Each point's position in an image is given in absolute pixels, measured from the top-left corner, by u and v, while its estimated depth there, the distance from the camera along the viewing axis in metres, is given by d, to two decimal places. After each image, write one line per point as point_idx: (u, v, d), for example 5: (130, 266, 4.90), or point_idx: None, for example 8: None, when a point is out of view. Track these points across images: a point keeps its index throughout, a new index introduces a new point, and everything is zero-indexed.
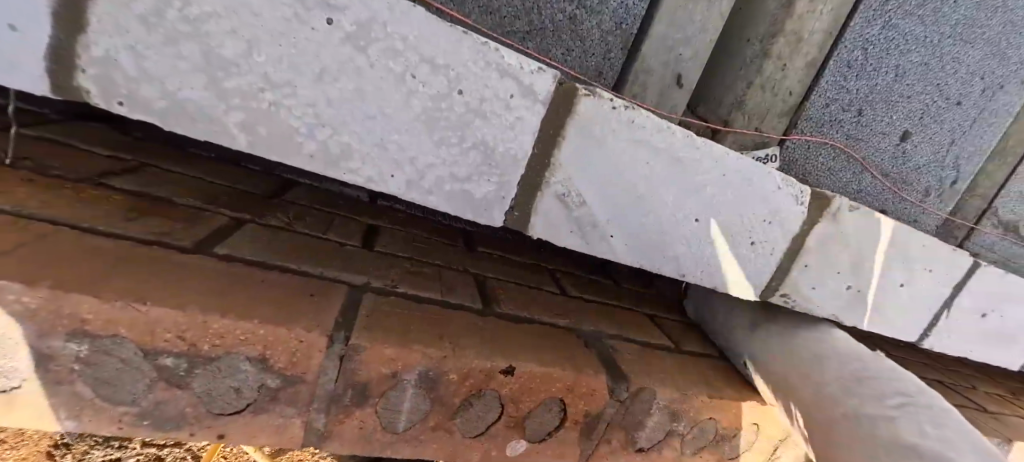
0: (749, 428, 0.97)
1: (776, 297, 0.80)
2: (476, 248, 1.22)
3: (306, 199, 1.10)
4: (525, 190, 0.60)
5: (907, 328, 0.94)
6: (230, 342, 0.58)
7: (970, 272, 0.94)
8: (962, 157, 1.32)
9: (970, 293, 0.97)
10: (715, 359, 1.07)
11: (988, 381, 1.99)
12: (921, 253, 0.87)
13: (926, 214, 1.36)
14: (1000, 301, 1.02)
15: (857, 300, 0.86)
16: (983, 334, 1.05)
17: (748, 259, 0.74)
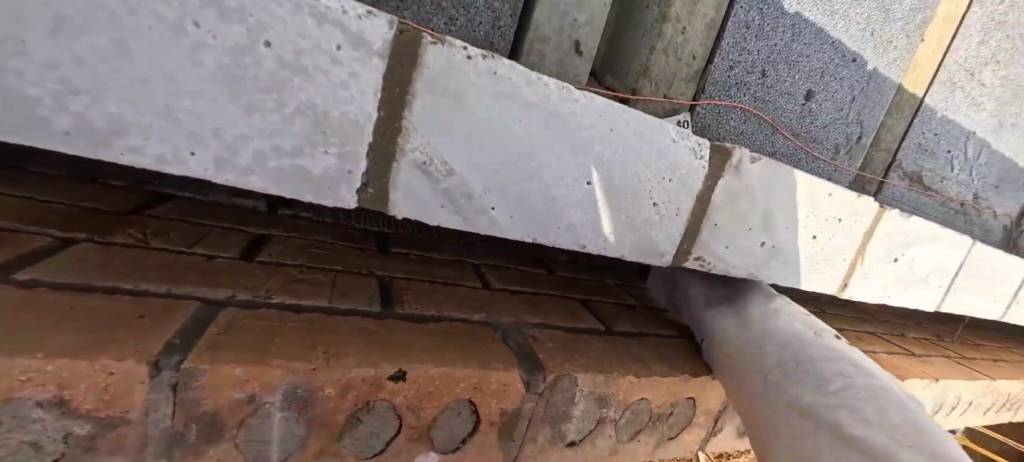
0: (685, 405, 0.92)
1: (691, 262, 0.76)
2: (390, 248, 1.12)
3: (180, 214, 0.96)
4: (376, 160, 0.53)
5: (825, 280, 0.93)
6: (5, 388, 0.45)
7: (877, 217, 0.94)
8: (865, 114, 1.36)
9: (882, 239, 0.98)
10: (649, 335, 1.02)
11: (916, 328, 2.09)
12: (828, 203, 0.86)
13: (839, 171, 1.40)
14: (911, 245, 1.04)
15: (772, 256, 0.83)
16: (899, 279, 1.06)
17: (652, 222, 0.69)
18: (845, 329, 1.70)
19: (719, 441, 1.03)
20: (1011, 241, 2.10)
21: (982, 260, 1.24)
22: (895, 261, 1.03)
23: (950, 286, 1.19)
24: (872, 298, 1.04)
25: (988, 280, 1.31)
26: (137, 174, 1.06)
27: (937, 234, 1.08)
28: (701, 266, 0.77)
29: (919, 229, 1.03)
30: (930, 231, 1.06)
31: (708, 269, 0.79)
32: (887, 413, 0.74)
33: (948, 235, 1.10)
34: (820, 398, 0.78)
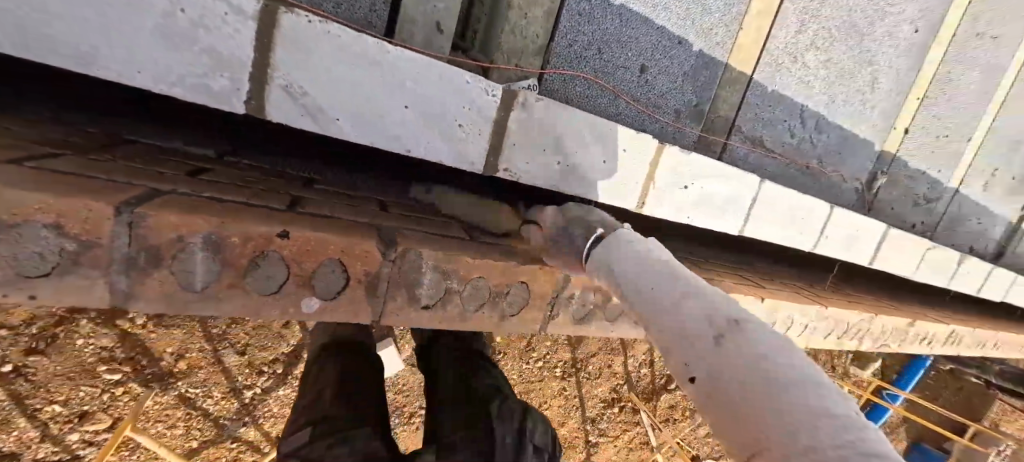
0: (520, 287, 1.27)
1: (500, 171, 1.11)
2: (312, 185, 1.44)
3: (146, 153, 1.24)
4: (255, 84, 0.85)
5: (621, 195, 1.29)
6: (25, 212, 0.76)
7: (658, 152, 1.30)
8: (699, 86, 1.73)
9: (669, 169, 1.34)
10: (503, 244, 1.37)
11: (789, 275, 2.47)
12: (610, 136, 1.20)
13: (681, 131, 1.76)
14: (698, 176, 1.40)
15: (567, 173, 1.18)
16: (693, 203, 1.43)
17: (461, 138, 1.03)
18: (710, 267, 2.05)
19: (558, 324, 1.38)
20: (862, 202, 2.51)
21: (778, 197, 1.63)
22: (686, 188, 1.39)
23: (748, 216, 1.56)
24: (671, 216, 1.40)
25: (788, 216, 1.70)
26: (110, 124, 1.36)
27: (725, 171, 1.45)
28: (511, 175, 1.12)
29: (705, 166, 1.40)
30: (717, 167, 1.42)
31: (515, 177, 1.13)
32: (805, 420, 0.51)
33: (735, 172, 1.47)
34: (801, 422, 0.51)
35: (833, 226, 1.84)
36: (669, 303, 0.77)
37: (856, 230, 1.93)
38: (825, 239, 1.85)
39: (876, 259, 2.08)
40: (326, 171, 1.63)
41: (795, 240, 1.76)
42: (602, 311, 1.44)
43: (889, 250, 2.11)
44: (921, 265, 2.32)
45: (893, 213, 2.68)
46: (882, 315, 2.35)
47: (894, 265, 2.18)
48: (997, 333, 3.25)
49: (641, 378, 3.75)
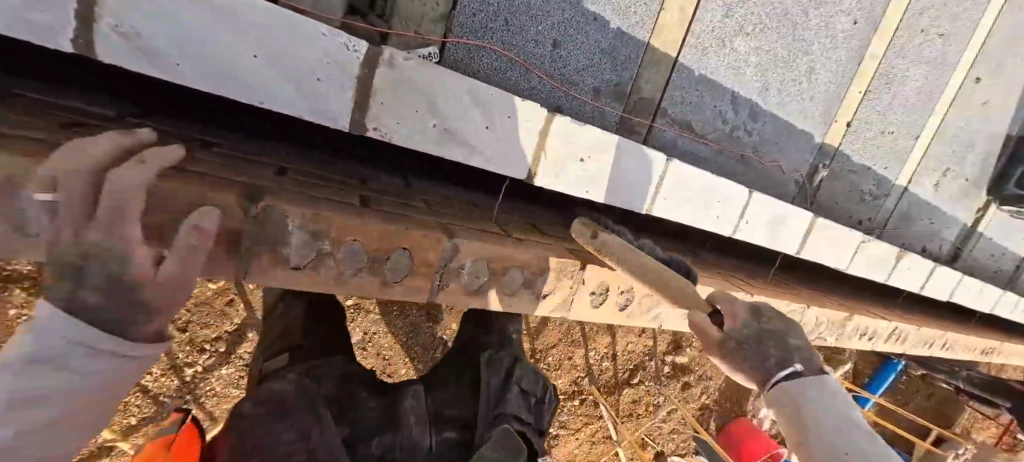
0: (401, 253, 1.26)
1: (370, 131, 1.11)
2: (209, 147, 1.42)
3: (37, 106, 1.18)
4: (79, 19, 0.82)
5: (508, 164, 1.29)
6: None
7: (549, 121, 1.30)
8: (619, 64, 1.72)
9: (560, 140, 1.33)
10: (393, 211, 1.36)
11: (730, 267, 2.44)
12: (492, 99, 1.20)
13: (601, 110, 1.75)
14: (594, 150, 1.40)
15: (445, 136, 1.18)
16: (591, 178, 1.42)
17: (321, 92, 1.03)
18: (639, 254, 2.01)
19: (447, 294, 1.38)
20: (806, 195, 2.47)
21: (689, 178, 1.62)
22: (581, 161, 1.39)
23: (654, 195, 1.57)
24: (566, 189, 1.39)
25: (702, 198, 1.68)
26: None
27: (624, 146, 1.45)
28: (381, 135, 1.12)
29: (601, 139, 1.40)
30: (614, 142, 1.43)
31: (387, 137, 1.13)
32: (863, 449, 0.85)
33: (635, 148, 1.47)
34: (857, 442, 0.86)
35: (753, 211, 1.82)
36: (834, 437, 0.88)
37: (781, 216, 1.90)
38: (745, 224, 1.82)
39: (805, 248, 2.05)
40: (231, 124, 1.54)
41: (711, 224, 1.74)
42: (497, 282, 1.43)
43: (820, 240, 2.08)
44: (858, 258, 2.29)
45: (840, 209, 2.65)
46: (816, 307, 2.33)
47: (827, 256, 2.15)
48: (951, 335, 3.23)
49: (603, 371, 3.66)
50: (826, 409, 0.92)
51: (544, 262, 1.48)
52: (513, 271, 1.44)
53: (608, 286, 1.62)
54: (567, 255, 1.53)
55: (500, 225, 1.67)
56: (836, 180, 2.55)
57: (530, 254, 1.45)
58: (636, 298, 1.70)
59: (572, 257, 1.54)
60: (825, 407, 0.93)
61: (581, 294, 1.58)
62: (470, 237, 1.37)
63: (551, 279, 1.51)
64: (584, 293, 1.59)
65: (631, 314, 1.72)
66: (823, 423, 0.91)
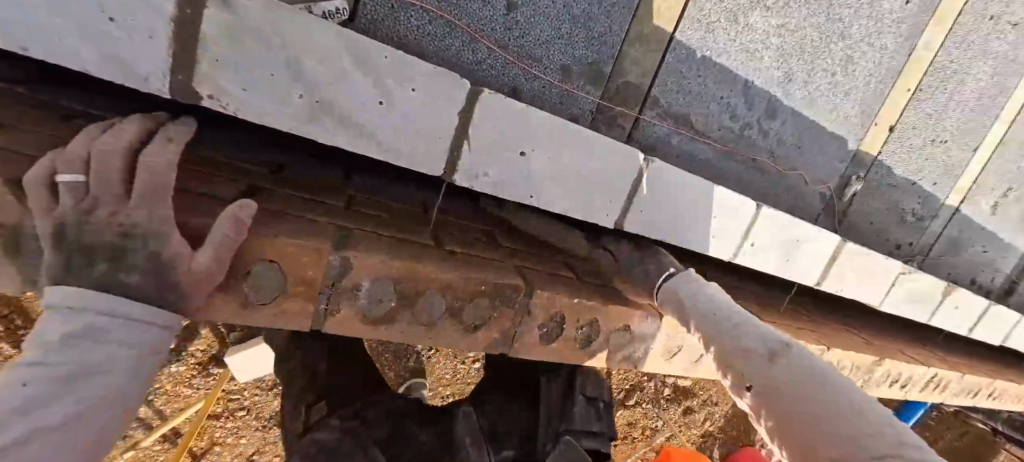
0: (268, 266, 0.95)
1: (206, 100, 0.82)
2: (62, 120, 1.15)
3: None
4: None
5: (411, 157, 1.00)
6: None
7: (473, 98, 1.01)
8: (596, 37, 1.36)
9: (489, 128, 1.04)
10: (272, 209, 1.05)
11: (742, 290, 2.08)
12: (385, 67, 0.91)
13: (572, 96, 1.39)
14: (540, 141, 1.08)
15: (319, 112, 0.89)
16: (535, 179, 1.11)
17: (119, 39, 0.74)
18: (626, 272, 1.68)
19: (338, 321, 1.06)
20: (831, 212, 2.06)
21: (674, 184, 1.26)
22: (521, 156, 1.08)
23: (626, 206, 1.23)
24: (500, 191, 1.09)
25: (692, 211, 1.31)
26: None
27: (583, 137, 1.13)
28: (221, 105, 0.82)
29: (550, 127, 1.08)
30: (569, 131, 1.10)
31: (230, 110, 0.84)
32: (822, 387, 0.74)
33: (599, 141, 1.15)
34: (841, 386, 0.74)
35: (763, 230, 1.41)
36: (772, 356, 0.88)
37: (799, 239, 1.48)
38: (753, 245, 1.41)
39: (827, 279, 1.64)
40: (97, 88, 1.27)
41: (704, 244, 1.36)
42: (408, 309, 1.10)
43: (847, 271, 1.67)
44: (896, 293, 1.85)
45: (875, 230, 2.22)
46: (840, 349, 1.92)
47: (856, 290, 1.73)
48: (1002, 384, 2.74)
49: None
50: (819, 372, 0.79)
51: (475, 287, 1.14)
52: (431, 294, 1.11)
53: (564, 319, 1.28)
54: (509, 278, 1.19)
55: (433, 233, 1.33)
56: (871, 195, 2.12)
57: (455, 275, 1.11)
58: (601, 333, 1.36)
59: (516, 279, 1.21)
60: (791, 345, 0.92)
61: (528, 327, 1.25)
62: (370, 249, 1.05)
63: (484, 307, 1.17)
64: (532, 325, 1.25)
65: (595, 353, 1.37)
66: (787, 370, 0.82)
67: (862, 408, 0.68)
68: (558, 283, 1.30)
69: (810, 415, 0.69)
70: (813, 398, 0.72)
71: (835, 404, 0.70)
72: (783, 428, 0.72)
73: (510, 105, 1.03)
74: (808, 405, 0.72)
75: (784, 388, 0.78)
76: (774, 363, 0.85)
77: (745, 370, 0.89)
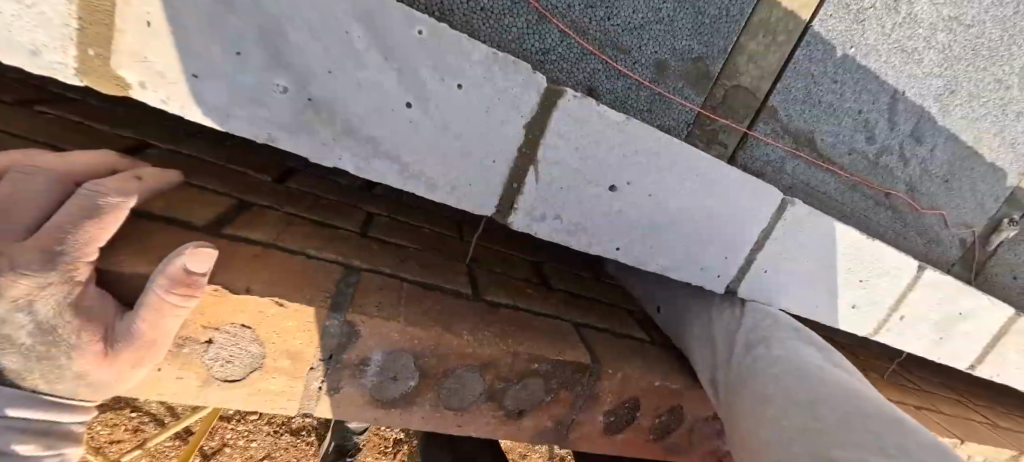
0: (236, 331, 0.66)
1: (139, 89, 0.61)
2: (28, 105, 0.96)
3: None
4: None
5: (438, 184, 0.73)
6: None
7: (546, 102, 0.70)
8: (708, 23, 1.00)
9: (571, 151, 0.73)
10: (257, 245, 0.77)
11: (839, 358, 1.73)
12: (408, 49, 0.64)
13: (665, 100, 1.04)
14: (643, 172, 0.76)
15: (303, 114, 0.66)
16: (628, 223, 0.79)
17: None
18: None
19: (334, 404, 0.76)
20: (971, 263, 1.62)
21: (821, 237, 0.90)
22: (612, 191, 0.76)
23: (744, 262, 0.88)
24: (574, 237, 0.79)
25: (836, 274, 0.95)
26: None
27: (707, 169, 0.79)
28: (159, 99, 0.61)
29: (662, 153, 0.75)
30: (688, 160, 0.77)
31: (169, 103, 0.62)
32: (822, 416, 0.63)
33: (729, 175, 0.80)
34: (851, 409, 0.63)
35: (919, 300, 1.04)
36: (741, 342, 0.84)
37: (962, 312, 1.11)
38: (903, 319, 1.05)
39: (984, 360, 1.23)
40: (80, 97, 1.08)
41: (843, 317, 0.99)
42: (432, 390, 0.79)
43: (1012, 351, 1.25)
44: None
45: None
46: (969, 441, 1.52)
47: (1015, 375, 1.32)
48: None
49: None
50: (808, 381, 0.70)
51: (528, 364, 0.82)
52: (465, 372, 0.79)
53: (640, 406, 0.94)
54: (571, 350, 0.87)
55: (471, 278, 1.02)
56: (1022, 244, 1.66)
57: (500, 349, 0.79)
58: (684, 423, 1.01)
59: (581, 353, 0.88)
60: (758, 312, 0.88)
61: (591, 415, 0.91)
62: (385, 309, 0.74)
63: (535, 389, 0.85)
64: (596, 413, 0.91)
65: (675, 448, 1.03)
66: (788, 397, 0.68)
67: (841, 400, 0.65)
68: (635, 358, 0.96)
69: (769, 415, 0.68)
70: (775, 385, 0.71)
71: (795, 391, 0.68)
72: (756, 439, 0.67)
73: (611, 120, 0.71)
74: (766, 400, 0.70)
75: (784, 395, 0.69)
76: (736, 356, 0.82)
77: (730, 387, 0.79)
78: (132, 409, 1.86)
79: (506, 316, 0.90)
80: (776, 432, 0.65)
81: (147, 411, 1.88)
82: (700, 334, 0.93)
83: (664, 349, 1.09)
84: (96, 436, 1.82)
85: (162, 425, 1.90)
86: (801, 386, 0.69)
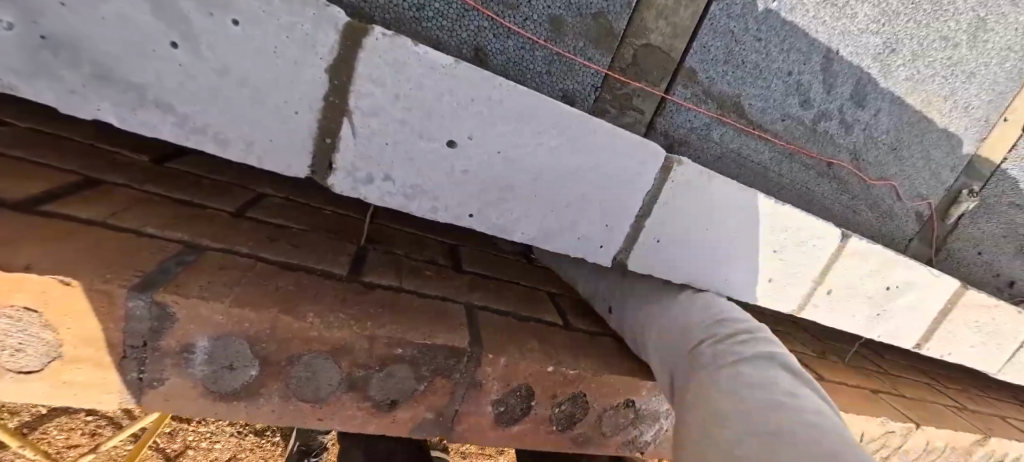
0: (19, 315, 0.57)
1: None
2: None
3: None
4: None
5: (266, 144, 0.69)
6: None
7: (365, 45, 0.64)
8: None
9: (391, 99, 0.69)
10: (74, 221, 0.69)
11: (791, 340, 1.65)
12: None
13: (565, 62, 0.95)
14: (485, 125, 0.72)
15: (64, 59, 0.59)
16: (479, 186, 0.77)
17: None
18: None
19: (163, 397, 0.68)
20: (930, 238, 1.53)
21: (715, 200, 0.87)
22: (454, 147, 0.73)
23: (624, 225, 0.85)
24: (416, 199, 0.76)
25: (739, 242, 0.91)
26: None
27: (562, 120, 0.75)
28: None
29: (503, 102, 0.71)
30: (535, 110, 0.73)
31: None
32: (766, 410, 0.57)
33: (589, 125, 0.76)
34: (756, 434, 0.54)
35: (846, 272, 0.98)
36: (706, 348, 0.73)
37: (895, 285, 1.04)
38: (829, 294, 0.99)
39: (931, 338, 1.15)
40: None
41: (760, 292, 0.95)
42: (279, 380, 0.72)
43: (960, 327, 1.17)
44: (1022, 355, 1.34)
45: (989, 264, 1.66)
46: (925, 425, 1.42)
47: (966, 353, 1.24)
48: None
49: None
50: (763, 385, 0.61)
51: (389, 349, 0.74)
52: (315, 358, 0.71)
53: (533, 394, 0.86)
54: (445, 332, 0.79)
55: (356, 259, 0.93)
56: (984, 217, 1.57)
57: (352, 332, 0.71)
58: (590, 411, 0.93)
59: (457, 336, 0.80)
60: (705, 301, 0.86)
61: (476, 404, 0.84)
62: (210, 290, 0.66)
63: (403, 377, 0.77)
64: (483, 402, 0.84)
65: (584, 440, 0.95)
66: (715, 382, 0.66)
67: (744, 403, 0.59)
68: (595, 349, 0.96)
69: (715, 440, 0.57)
70: (728, 395, 0.62)
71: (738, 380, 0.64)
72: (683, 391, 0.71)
73: (432, 62, 0.66)
74: (696, 382, 0.69)
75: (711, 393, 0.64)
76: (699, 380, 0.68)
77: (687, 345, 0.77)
78: (88, 412, 1.69)
79: (379, 299, 0.82)
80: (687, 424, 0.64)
81: (104, 414, 1.70)
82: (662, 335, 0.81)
83: (575, 334, 1.01)
84: (50, 442, 1.63)
85: (120, 428, 1.72)
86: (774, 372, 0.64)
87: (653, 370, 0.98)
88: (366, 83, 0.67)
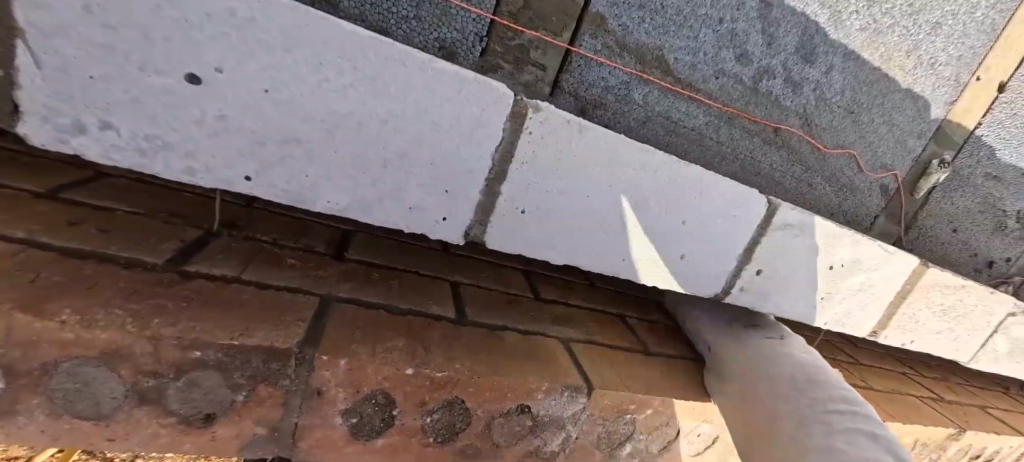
0: None
1: None
2: None
3: None
4: None
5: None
6: None
7: None
8: None
9: (85, 15, 0.53)
10: None
11: None
12: None
13: (438, 4, 0.79)
14: (238, 54, 0.59)
15: None
16: (248, 137, 0.64)
17: None
18: (581, 310, 1.16)
19: None
20: (898, 214, 1.38)
21: (598, 165, 0.78)
22: (198, 84, 0.59)
23: (458, 188, 0.75)
24: (162, 160, 0.62)
25: (640, 211, 0.83)
26: None
27: (347, 50, 0.62)
28: None
29: (258, 21, 0.58)
30: (305, 35, 0.60)
31: None
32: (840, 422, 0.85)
33: (384, 55, 0.64)
34: (827, 424, 0.85)
35: (773, 249, 0.91)
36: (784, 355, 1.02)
37: (834, 265, 0.94)
38: (760, 275, 0.92)
39: (887, 324, 1.02)
40: None
41: (663, 271, 0.88)
42: (38, 394, 0.56)
43: (922, 312, 1.03)
44: (997, 342, 1.19)
45: (965, 243, 1.51)
46: (891, 422, 1.28)
47: (932, 341, 1.10)
48: None
49: None
50: (823, 393, 0.90)
51: (183, 353, 0.59)
52: (83, 366, 0.57)
53: (393, 402, 0.71)
54: (265, 331, 0.65)
55: (195, 244, 0.80)
56: (958, 190, 1.43)
57: (126, 332, 0.57)
58: (476, 420, 0.78)
59: (283, 336, 0.66)
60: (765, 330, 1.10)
61: (321, 416, 0.68)
62: None
63: (212, 387, 0.62)
64: (331, 413, 0.69)
65: (472, 454, 0.80)
66: (778, 390, 0.94)
67: (805, 399, 0.90)
68: (480, 345, 0.82)
69: (783, 418, 0.89)
70: (788, 403, 0.91)
71: (804, 381, 0.94)
72: (745, 386, 0.98)
73: None
74: (771, 383, 0.96)
75: (786, 390, 0.93)
76: (768, 376, 0.97)
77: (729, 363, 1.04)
78: None
79: (193, 291, 0.68)
80: (766, 416, 0.91)
81: None
82: (777, 352, 1.03)
83: (466, 329, 0.86)
84: None
85: None
86: (822, 388, 0.91)
87: (555, 369, 0.84)
88: (86, 9, 0.53)
